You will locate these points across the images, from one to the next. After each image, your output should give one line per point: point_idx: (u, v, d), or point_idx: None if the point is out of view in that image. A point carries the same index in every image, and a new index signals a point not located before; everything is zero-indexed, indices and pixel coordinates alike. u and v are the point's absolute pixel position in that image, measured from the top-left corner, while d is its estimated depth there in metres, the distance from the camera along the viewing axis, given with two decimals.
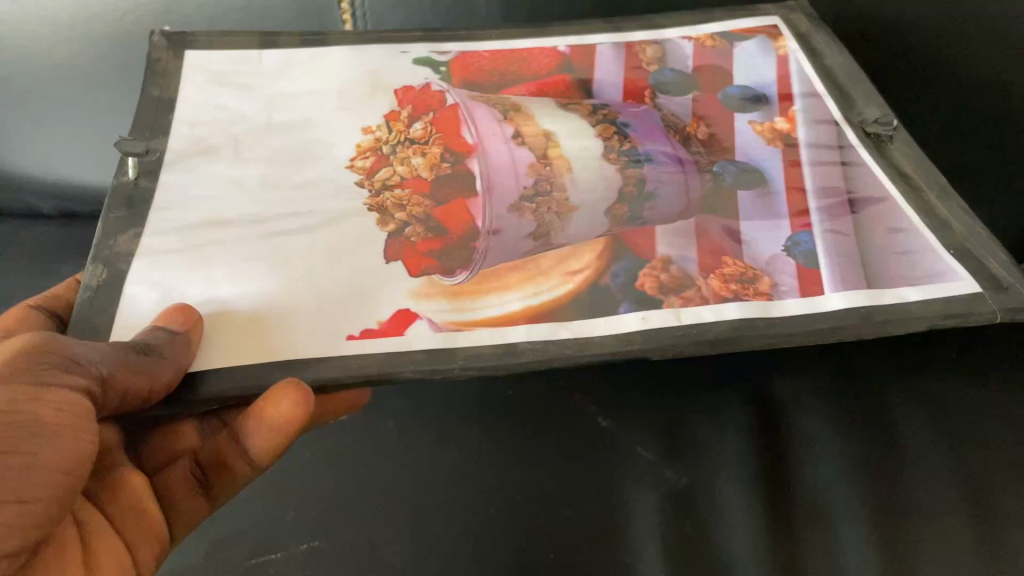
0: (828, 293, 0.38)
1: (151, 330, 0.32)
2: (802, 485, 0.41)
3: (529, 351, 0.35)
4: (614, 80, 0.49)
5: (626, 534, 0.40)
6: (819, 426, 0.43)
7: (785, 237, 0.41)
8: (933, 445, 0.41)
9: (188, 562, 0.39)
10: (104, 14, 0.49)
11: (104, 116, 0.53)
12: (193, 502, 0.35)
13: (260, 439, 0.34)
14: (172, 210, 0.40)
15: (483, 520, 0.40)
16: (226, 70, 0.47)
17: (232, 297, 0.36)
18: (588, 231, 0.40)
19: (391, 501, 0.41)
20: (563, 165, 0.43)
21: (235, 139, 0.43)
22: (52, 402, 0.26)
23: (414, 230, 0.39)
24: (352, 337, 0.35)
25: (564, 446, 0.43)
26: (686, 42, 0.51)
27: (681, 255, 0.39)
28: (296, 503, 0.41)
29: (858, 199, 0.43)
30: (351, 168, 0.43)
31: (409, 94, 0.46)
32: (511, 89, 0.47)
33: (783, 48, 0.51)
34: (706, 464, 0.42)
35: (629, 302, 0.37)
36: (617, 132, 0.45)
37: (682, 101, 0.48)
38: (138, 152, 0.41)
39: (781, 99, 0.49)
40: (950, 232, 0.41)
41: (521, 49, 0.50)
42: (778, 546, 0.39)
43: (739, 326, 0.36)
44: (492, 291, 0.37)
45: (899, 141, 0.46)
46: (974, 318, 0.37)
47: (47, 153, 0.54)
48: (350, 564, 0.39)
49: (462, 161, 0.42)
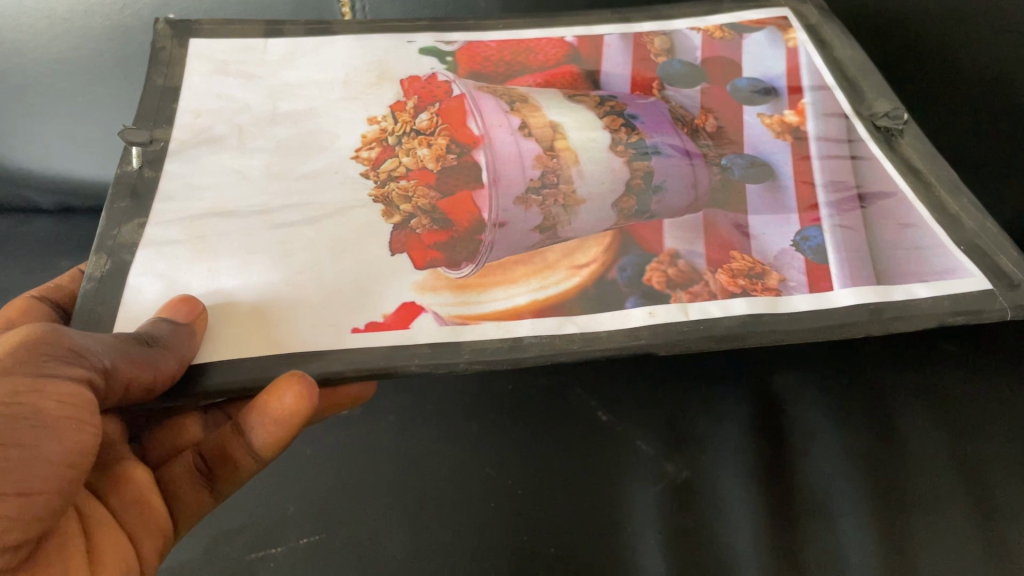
0: (837, 288, 0.37)
1: (156, 321, 0.32)
2: (804, 479, 0.41)
3: (534, 346, 0.35)
4: (621, 72, 0.49)
5: (626, 528, 0.40)
6: (820, 419, 0.43)
7: (794, 232, 0.40)
8: (936, 439, 0.41)
9: (188, 556, 0.39)
10: (105, 8, 0.48)
11: (108, 107, 0.53)
12: (196, 496, 0.35)
13: (263, 432, 0.34)
14: (176, 200, 0.39)
15: (484, 514, 0.40)
16: (230, 59, 0.46)
17: (236, 289, 0.35)
18: (594, 225, 0.40)
19: (393, 495, 0.41)
20: (570, 157, 0.42)
21: (239, 128, 0.43)
22: (54, 393, 0.26)
23: (419, 222, 0.39)
24: (358, 330, 0.35)
25: (564, 439, 0.43)
26: (695, 33, 0.51)
27: (688, 250, 0.39)
28: (298, 498, 0.41)
29: (867, 193, 0.42)
30: (357, 159, 0.42)
31: (415, 84, 0.46)
32: (517, 80, 0.47)
33: (793, 40, 0.50)
34: (706, 458, 0.42)
35: (636, 296, 0.37)
36: (625, 124, 0.45)
37: (690, 93, 0.48)
38: (142, 141, 0.41)
39: (791, 91, 0.48)
40: (960, 227, 0.40)
41: (527, 39, 0.49)
42: (778, 540, 0.39)
43: (746, 322, 0.36)
44: (497, 284, 0.37)
45: (909, 134, 0.45)
46: (984, 315, 0.36)
47: (50, 145, 0.54)
48: (351, 558, 0.39)
49: (468, 152, 0.42)
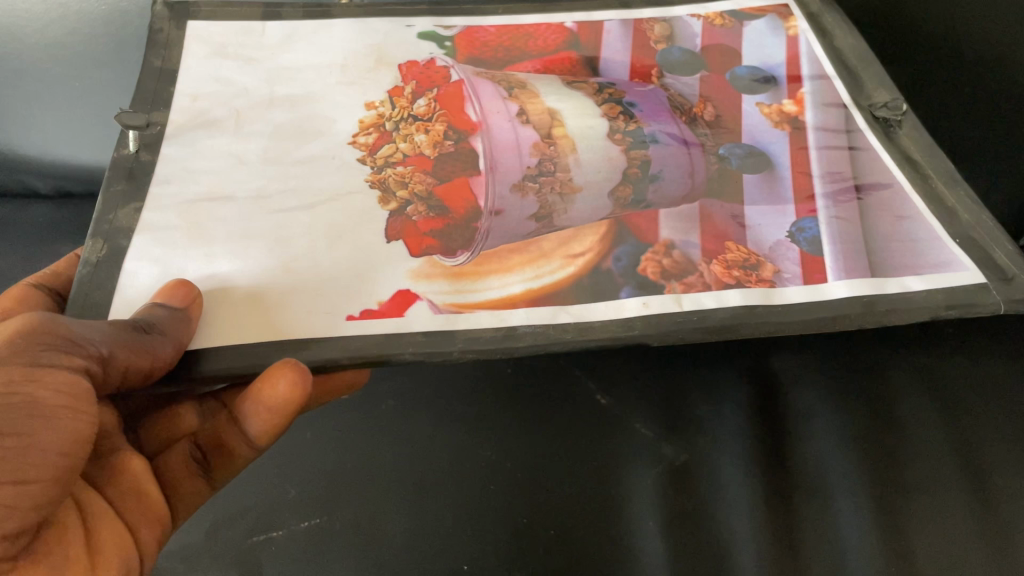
0: (832, 281, 0.38)
1: (152, 307, 0.32)
2: (802, 463, 0.41)
3: (529, 334, 0.35)
4: (621, 58, 0.48)
5: (626, 510, 0.40)
6: (818, 402, 0.43)
7: (789, 223, 0.40)
8: (934, 423, 0.41)
9: (189, 540, 0.40)
10: None
11: (106, 92, 0.52)
12: (193, 484, 0.35)
13: (258, 420, 0.34)
14: (174, 184, 0.39)
15: (484, 497, 0.41)
16: (228, 42, 0.46)
17: (231, 274, 0.36)
18: (591, 213, 0.40)
19: (392, 480, 0.41)
20: (567, 145, 0.42)
21: (237, 112, 0.43)
22: (49, 383, 0.26)
23: (415, 209, 0.39)
24: (352, 317, 0.35)
25: (563, 422, 0.43)
26: (695, 20, 0.50)
27: (683, 240, 0.39)
28: (298, 482, 0.41)
29: (864, 184, 0.42)
30: (353, 144, 0.42)
31: (412, 69, 0.46)
32: (516, 66, 0.46)
33: (793, 28, 0.50)
34: (705, 440, 0.42)
35: (630, 286, 0.37)
36: (623, 112, 0.44)
37: (689, 80, 0.47)
38: (140, 125, 0.41)
39: (790, 80, 0.48)
40: (956, 221, 0.40)
41: (526, 25, 0.49)
42: (777, 522, 0.39)
43: (740, 313, 0.36)
44: (492, 273, 0.37)
45: (907, 125, 0.45)
46: (977, 309, 0.36)
47: (49, 130, 0.53)
48: (351, 542, 0.39)
49: (465, 139, 0.42)
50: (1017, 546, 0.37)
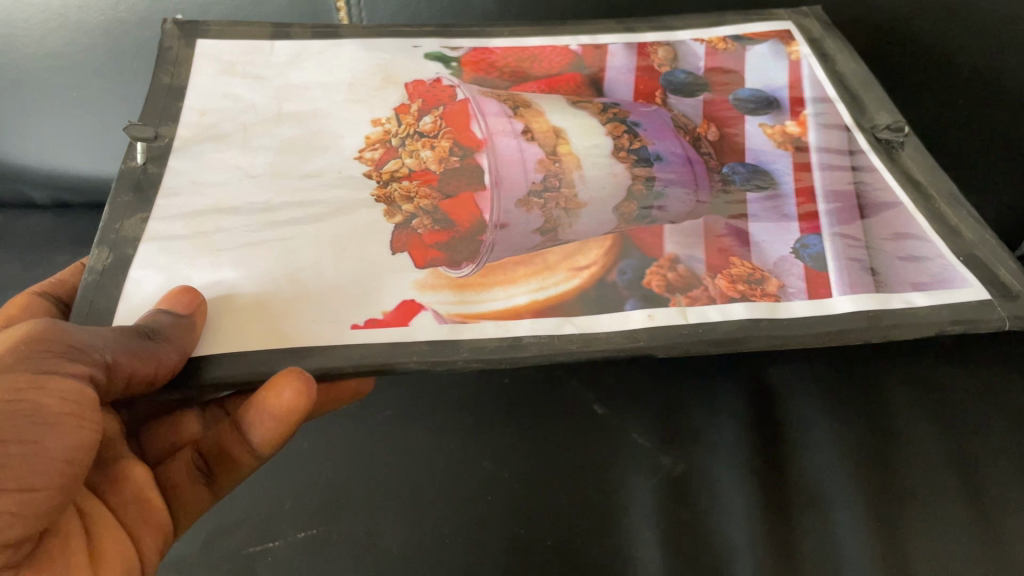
0: (837, 295, 0.38)
1: (156, 313, 0.32)
2: (799, 473, 0.41)
3: (534, 344, 0.35)
4: (625, 79, 0.49)
5: (622, 521, 0.40)
6: (814, 413, 0.43)
7: (794, 239, 0.40)
8: (930, 434, 0.41)
9: (184, 550, 0.39)
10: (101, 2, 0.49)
11: (110, 104, 0.54)
12: (195, 493, 0.35)
13: (262, 429, 0.34)
14: (180, 195, 0.39)
15: (481, 511, 0.40)
16: (237, 60, 0.47)
17: (237, 283, 0.36)
18: (596, 228, 0.40)
19: (390, 491, 0.41)
20: (573, 162, 0.42)
21: (245, 126, 0.43)
22: (55, 391, 0.26)
23: (420, 222, 0.39)
24: (357, 326, 0.35)
25: (563, 433, 0.43)
26: (699, 44, 0.51)
27: (688, 254, 0.39)
28: (294, 493, 0.41)
29: (867, 203, 0.42)
30: (360, 160, 0.42)
31: (420, 88, 0.46)
32: (522, 86, 0.47)
33: (795, 53, 0.51)
34: (701, 450, 0.42)
35: (635, 299, 0.37)
36: (627, 131, 0.45)
37: (693, 102, 0.48)
38: (148, 137, 0.41)
39: (793, 103, 0.48)
40: (959, 238, 0.40)
41: (532, 47, 0.50)
42: (773, 533, 0.39)
43: (745, 326, 0.36)
44: (497, 284, 0.37)
45: (910, 147, 0.45)
46: (983, 324, 0.36)
47: (46, 140, 0.54)
48: (347, 554, 0.38)
49: (471, 155, 0.42)
50: (1013, 555, 0.37)
